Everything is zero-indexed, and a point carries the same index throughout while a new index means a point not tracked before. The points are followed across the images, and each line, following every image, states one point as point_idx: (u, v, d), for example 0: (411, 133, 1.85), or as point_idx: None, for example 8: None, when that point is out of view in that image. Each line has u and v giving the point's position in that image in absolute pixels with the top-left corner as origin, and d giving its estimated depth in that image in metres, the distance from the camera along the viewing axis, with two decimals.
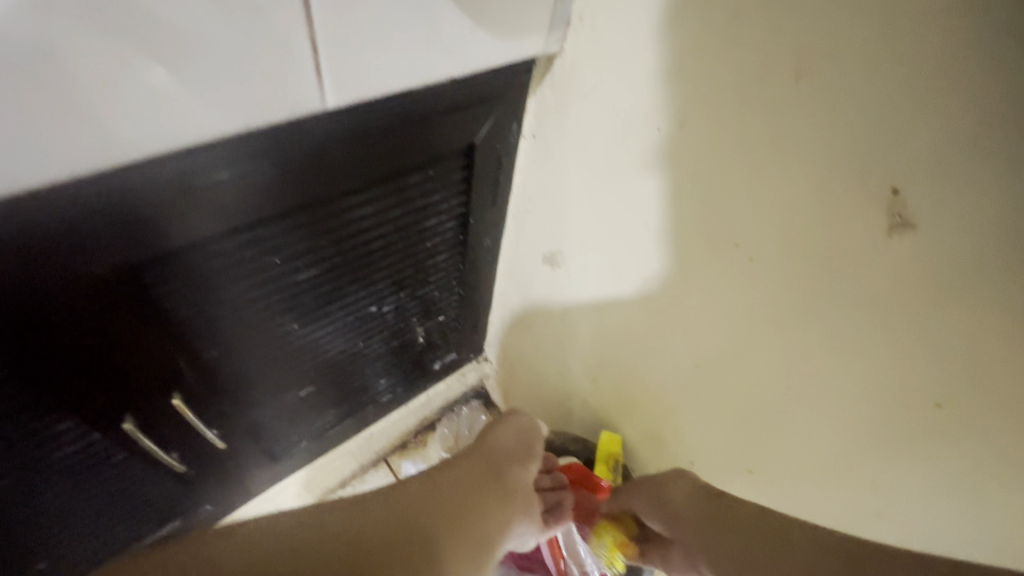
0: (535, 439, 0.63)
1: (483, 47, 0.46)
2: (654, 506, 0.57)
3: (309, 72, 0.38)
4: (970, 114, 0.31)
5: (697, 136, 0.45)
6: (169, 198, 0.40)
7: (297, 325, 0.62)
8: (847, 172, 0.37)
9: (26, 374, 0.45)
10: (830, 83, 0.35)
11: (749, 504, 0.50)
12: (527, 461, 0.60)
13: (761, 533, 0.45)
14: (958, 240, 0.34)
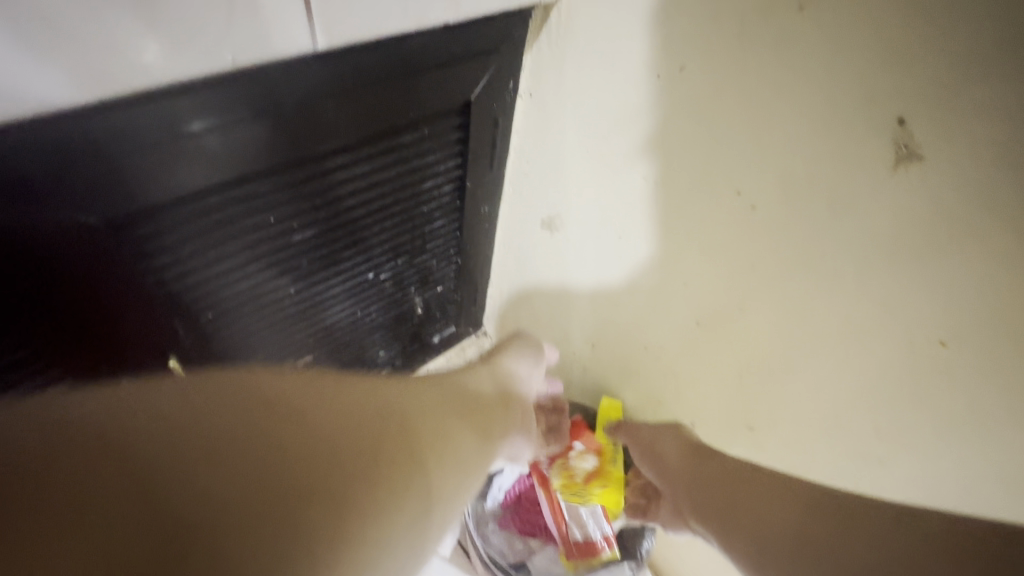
0: (530, 360, 0.64)
1: None
2: (656, 446, 0.59)
3: (297, 5, 0.37)
4: (980, 35, 0.30)
5: (698, 81, 0.44)
6: (157, 143, 0.40)
7: (294, 290, 0.61)
8: (850, 108, 0.36)
9: (19, 330, 0.45)
10: (832, 14, 0.35)
11: (732, 461, 0.50)
12: (525, 378, 0.62)
13: (745, 494, 0.45)
14: (965, 170, 0.33)
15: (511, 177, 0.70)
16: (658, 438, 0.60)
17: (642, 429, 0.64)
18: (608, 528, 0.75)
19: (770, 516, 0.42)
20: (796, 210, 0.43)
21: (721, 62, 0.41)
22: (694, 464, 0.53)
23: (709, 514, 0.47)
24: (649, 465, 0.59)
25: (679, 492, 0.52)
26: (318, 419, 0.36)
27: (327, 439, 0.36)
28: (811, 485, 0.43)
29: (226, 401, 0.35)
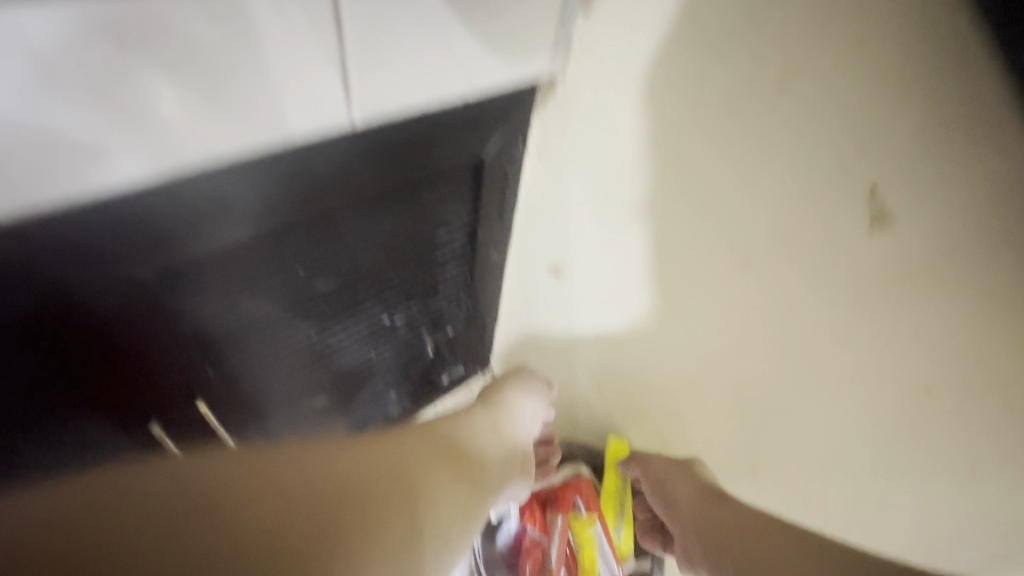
0: (533, 401, 0.66)
1: (493, 70, 0.46)
2: (665, 484, 0.61)
3: (334, 84, 0.39)
4: (930, 120, 0.38)
5: (695, 148, 0.47)
6: (206, 208, 0.43)
7: (314, 333, 0.65)
8: (830, 171, 0.42)
9: (62, 371, 0.48)
10: (810, 94, 0.40)
11: (747, 510, 0.52)
12: (525, 416, 0.63)
13: (755, 540, 0.47)
14: (922, 226, 0.42)
15: (520, 230, 0.74)
16: (665, 476, 0.62)
17: (649, 464, 0.65)
18: (617, 567, 0.75)
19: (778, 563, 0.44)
20: (789, 256, 0.49)
21: (717, 136, 0.44)
22: (706, 507, 0.54)
23: (720, 560, 0.49)
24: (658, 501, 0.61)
25: (688, 534, 0.54)
26: (318, 470, 0.40)
27: (326, 490, 0.39)
28: (826, 539, 0.45)
29: (238, 461, 0.39)
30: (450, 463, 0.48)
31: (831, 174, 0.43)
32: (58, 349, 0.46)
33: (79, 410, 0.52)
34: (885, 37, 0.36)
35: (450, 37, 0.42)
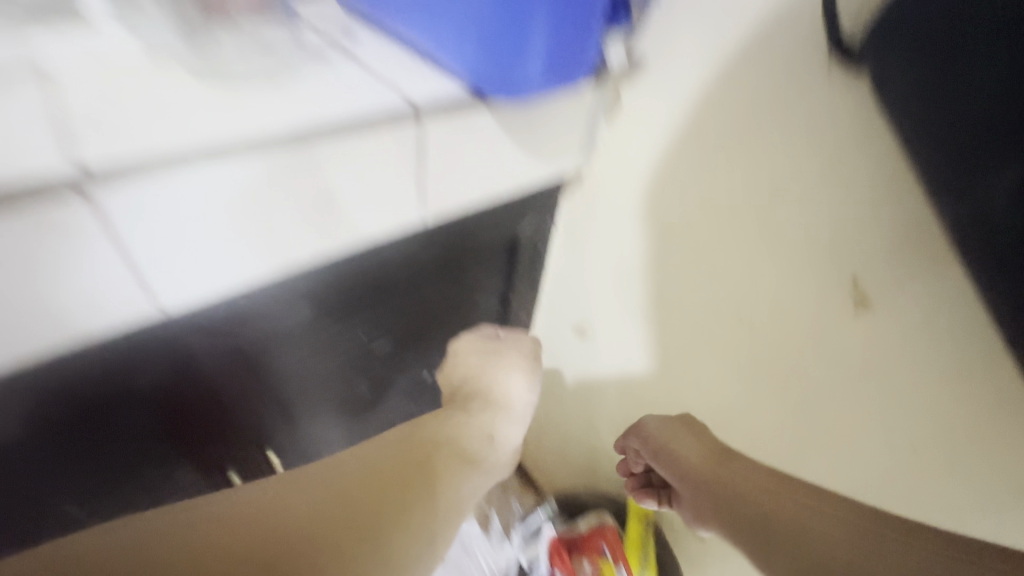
0: (522, 376, 0.57)
1: (527, 167, 0.56)
2: (682, 461, 0.51)
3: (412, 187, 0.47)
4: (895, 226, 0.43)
5: (703, 233, 0.57)
6: (306, 295, 0.52)
7: (367, 389, 0.73)
8: (818, 261, 0.49)
9: (172, 432, 0.55)
10: (795, 199, 0.49)
11: (747, 470, 0.47)
12: (514, 387, 0.56)
13: (793, 539, 0.39)
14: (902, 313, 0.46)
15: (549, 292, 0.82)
16: (670, 441, 0.54)
17: (662, 440, 0.54)
18: None
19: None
20: (786, 329, 0.55)
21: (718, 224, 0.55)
22: (711, 482, 0.48)
23: (737, 540, 0.43)
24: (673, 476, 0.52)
25: (702, 503, 0.47)
26: (305, 491, 0.37)
27: (283, 527, 0.34)
28: (886, 538, 0.37)
29: (197, 519, 0.34)
30: (421, 471, 0.42)
31: (822, 267, 0.49)
32: (170, 412, 0.53)
33: (165, 474, 0.58)
34: (851, 160, 0.44)
35: (504, 150, 0.52)
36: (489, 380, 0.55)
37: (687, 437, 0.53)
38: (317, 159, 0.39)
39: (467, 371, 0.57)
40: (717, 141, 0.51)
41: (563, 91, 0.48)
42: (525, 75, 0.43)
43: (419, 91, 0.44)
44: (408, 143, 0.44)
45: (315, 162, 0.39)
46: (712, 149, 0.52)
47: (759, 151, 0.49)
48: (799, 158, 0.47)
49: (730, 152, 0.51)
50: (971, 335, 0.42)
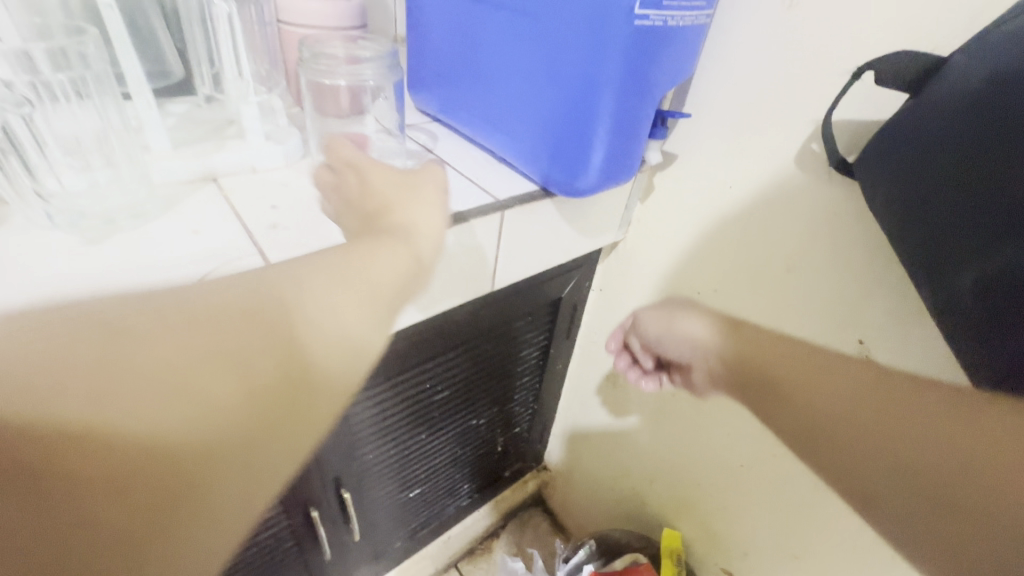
0: (410, 188, 0.42)
1: (575, 241, 0.67)
2: (687, 334, 0.52)
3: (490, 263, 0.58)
4: (893, 298, 0.51)
5: (727, 298, 0.66)
6: (392, 349, 0.62)
7: (424, 436, 0.81)
8: (829, 326, 0.57)
9: None
10: (807, 274, 0.58)
11: (764, 336, 0.42)
12: (404, 203, 0.41)
13: (802, 407, 0.34)
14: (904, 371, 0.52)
15: (583, 344, 0.92)
16: (675, 320, 0.54)
17: (671, 321, 0.54)
18: None
19: (865, 487, 0.30)
20: None
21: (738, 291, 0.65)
22: (714, 350, 0.45)
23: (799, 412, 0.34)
24: (682, 347, 0.53)
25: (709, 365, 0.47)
26: (184, 358, 0.26)
27: (151, 460, 0.24)
28: (917, 420, 0.29)
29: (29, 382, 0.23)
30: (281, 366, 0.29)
31: (831, 331, 0.57)
32: None
33: None
34: (852, 244, 0.53)
35: (559, 230, 0.63)
36: (395, 197, 0.41)
37: (696, 317, 0.52)
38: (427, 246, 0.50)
39: (371, 202, 0.42)
40: (737, 224, 0.62)
41: (614, 187, 0.58)
42: (584, 180, 0.54)
43: (503, 190, 0.56)
44: (491, 228, 0.55)
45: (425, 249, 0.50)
46: (732, 230, 0.63)
47: (771, 234, 0.59)
48: (807, 241, 0.56)
49: (747, 234, 0.61)
50: None
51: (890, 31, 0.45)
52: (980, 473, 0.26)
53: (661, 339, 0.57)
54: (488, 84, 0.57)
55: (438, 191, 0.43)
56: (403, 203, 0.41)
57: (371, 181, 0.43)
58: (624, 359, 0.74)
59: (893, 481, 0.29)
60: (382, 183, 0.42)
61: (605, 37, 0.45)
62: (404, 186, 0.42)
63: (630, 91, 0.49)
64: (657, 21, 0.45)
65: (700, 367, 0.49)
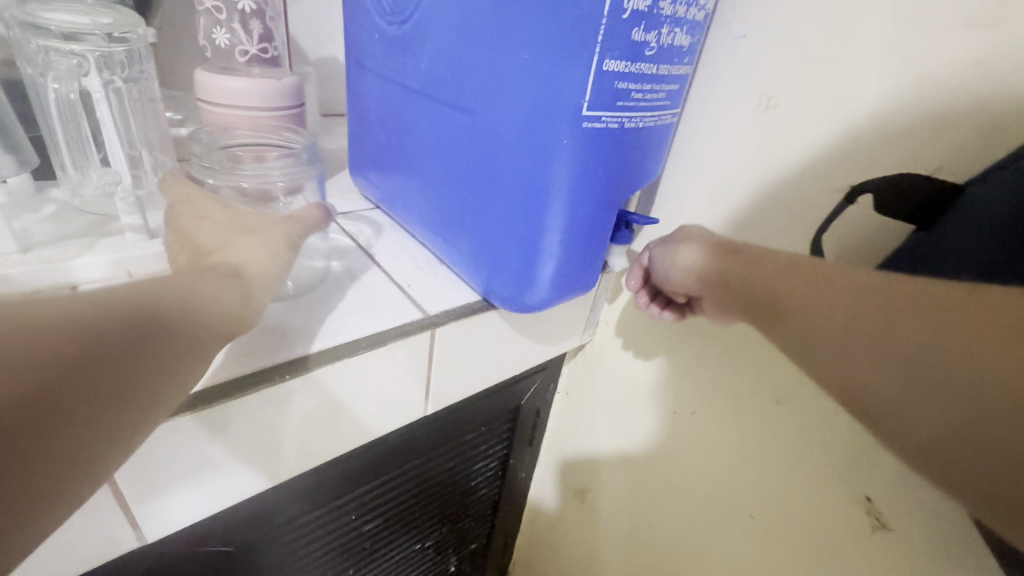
0: (242, 234, 0.38)
1: (530, 351, 0.57)
2: (690, 269, 0.45)
3: (421, 385, 0.49)
4: None
5: (708, 422, 0.57)
6: (302, 480, 0.50)
7: (351, 569, 0.67)
8: (830, 473, 0.48)
9: None
10: (801, 410, 0.49)
11: (775, 257, 0.40)
12: (230, 252, 0.36)
13: (803, 316, 0.36)
14: (923, 541, 0.43)
15: (549, 451, 0.81)
16: (676, 253, 0.47)
17: (674, 256, 0.47)
18: None
19: (859, 386, 0.32)
20: (799, 535, 0.52)
21: (720, 414, 0.56)
22: (722, 280, 0.43)
23: (892, 342, 0.30)
24: (687, 284, 0.47)
25: (726, 299, 0.44)
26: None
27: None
28: (905, 323, 0.30)
29: None
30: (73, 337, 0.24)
31: (828, 480, 0.48)
32: None
33: None
34: None
35: (510, 342, 0.54)
36: (228, 243, 0.37)
37: (700, 246, 0.46)
38: (337, 373, 0.41)
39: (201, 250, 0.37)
40: (717, 341, 0.54)
41: (576, 297, 0.50)
42: (532, 296, 0.45)
43: (436, 301, 0.47)
44: (420, 348, 0.46)
45: (335, 376, 0.41)
46: (711, 347, 0.55)
47: (756, 355, 0.51)
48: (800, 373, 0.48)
49: (729, 353, 0.53)
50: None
51: (885, 148, 0.39)
52: (961, 362, 0.27)
53: (669, 280, 0.48)
54: (423, 179, 0.50)
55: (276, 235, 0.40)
56: (236, 250, 0.36)
57: (217, 238, 0.38)
58: (644, 294, 0.53)
59: (885, 371, 0.30)
60: (223, 223, 0.39)
61: (549, 143, 0.38)
62: (243, 237, 0.38)
63: (584, 199, 0.42)
64: (610, 124, 0.38)
65: (707, 296, 0.46)
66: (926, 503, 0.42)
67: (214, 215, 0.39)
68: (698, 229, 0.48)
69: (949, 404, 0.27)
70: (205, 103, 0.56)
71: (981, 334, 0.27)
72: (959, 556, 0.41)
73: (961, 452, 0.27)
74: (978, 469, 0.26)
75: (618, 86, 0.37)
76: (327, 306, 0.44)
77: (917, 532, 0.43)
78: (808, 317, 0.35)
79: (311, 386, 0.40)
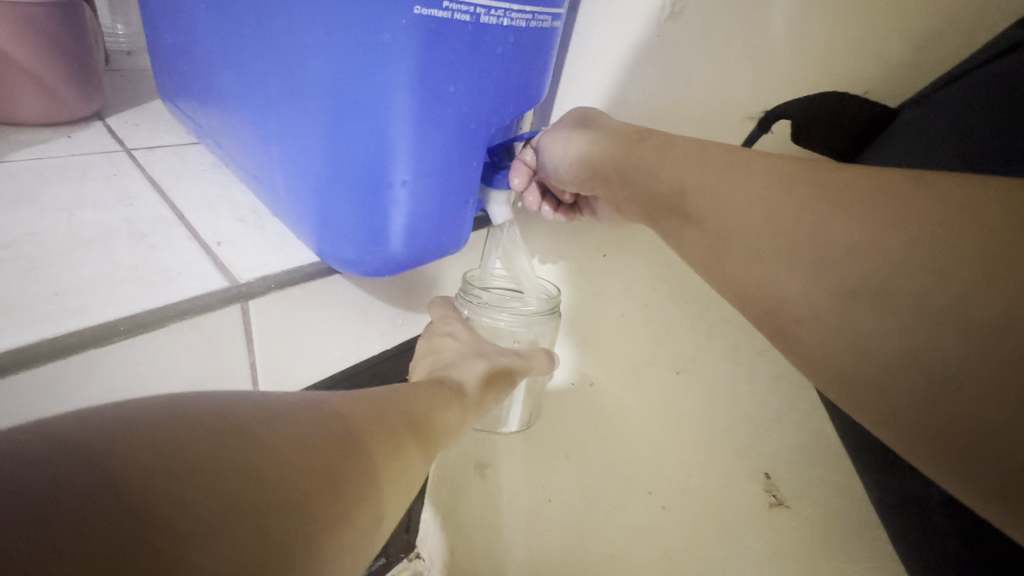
0: (480, 360, 0.46)
1: (392, 311, 0.49)
2: (586, 160, 0.37)
3: (244, 369, 0.38)
4: (804, 425, 0.40)
5: (606, 394, 0.52)
6: None
7: None
8: (731, 448, 0.45)
9: None
10: (702, 379, 0.44)
11: (677, 150, 0.32)
12: (467, 369, 0.44)
13: (714, 217, 0.29)
14: (819, 514, 0.41)
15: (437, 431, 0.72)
16: (571, 142, 0.37)
17: (568, 146, 0.37)
18: None
19: (782, 307, 0.26)
20: (697, 512, 0.49)
21: (620, 385, 0.50)
22: (622, 177, 0.35)
23: (826, 259, 0.24)
24: (580, 179, 0.38)
25: (623, 196, 0.36)
26: (275, 458, 0.23)
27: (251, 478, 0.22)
28: (846, 228, 0.24)
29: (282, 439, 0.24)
30: (333, 445, 0.26)
31: (729, 454, 0.45)
32: None
33: None
34: (755, 352, 0.41)
35: (371, 304, 0.46)
36: (452, 359, 0.45)
37: (598, 132, 0.36)
38: (88, 367, 0.29)
39: (368, 391, 0.32)
40: (616, 305, 0.48)
41: (449, 252, 0.40)
42: (383, 251, 0.35)
43: (252, 263, 0.36)
44: (228, 328, 0.34)
45: (86, 370, 0.29)
46: (610, 312, 0.48)
47: (658, 318, 0.45)
48: (701, 339, 0.43)
49: (628, 318, 0.47)
50: (884, 550, 0.39)
51: (802, 68, 0.34)
52: (907, 276, 0.22)
53: (558, 177, 0.39)
54: (235, 99, 0.37)
55: (516, 355, 0.49)
56: (504, 362, 0.47)
57: None
58: (534, 192, 0.43)
59: (811, 287, 0.25)
60: (467, 347, 0.48)
61: (371, 36, 0.27)
62: (480, 358, 0.46)
63: (432, 124, 0.31)
64: (458, 14, 0.28)
65: (608, 197, 0.38)
66: (823, 476, 0.40)
67: (459, 335, 0.48)
68: (594, 113, 0.39)
69: (891, 320, 0.22)
70: None
71: (926, 244, 0.22)
72: (851, 521, 0.40)
73: (888, 383, 0.22)
74: (896, 395, 0.22)
75: None
76: (75, 276, 0.31)
77: (813, 505, 0.41)
78: (722, 220, 0.29)
79: (39, 387, 0.27)
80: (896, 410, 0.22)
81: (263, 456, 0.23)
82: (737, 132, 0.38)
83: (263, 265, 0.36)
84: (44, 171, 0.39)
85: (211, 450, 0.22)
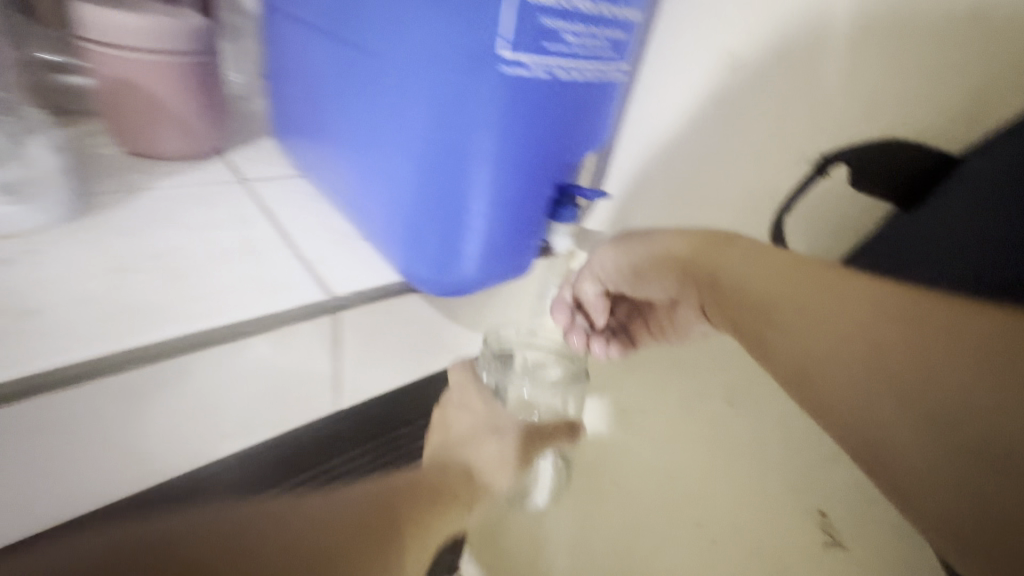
0: (494, 437, 0.44)
1: (456, 333, 0.53)
2: (673, 259, 0.37)
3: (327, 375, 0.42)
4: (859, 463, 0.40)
5: (655, 424, 0.53)
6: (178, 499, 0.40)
7: None
8: (784, 484, 0.44)
9: None
10: (754, 411, 0.45)
11: (753, 258, 0.32)
12: (480, 448, 0.43)
13: (792, 323, 0.29)
14: (877, 557, 0.40)
15: None
16: (647, 240, 0.39)
17: (648, 245, 0.39)
18: None
19: (855, 417, 0.25)
20: (748, 549, 0.48)
21: (671, 417, 0.51)
22: (706, 283, 0.35)
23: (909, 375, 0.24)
24: (671, 281, 0.38)
25: (709, 301, 0.35)
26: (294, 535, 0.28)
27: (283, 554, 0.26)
28: (928, 328, 0.24)
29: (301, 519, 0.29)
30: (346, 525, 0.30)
31: (782, 491, 0.45)
32: None
33: None
34: None
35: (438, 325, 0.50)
36: (465, 436, 0.45)
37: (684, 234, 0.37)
38: (187, 369, 0.34)
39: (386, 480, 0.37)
40: None
41: (513, 278, 0.44)
42: (455, 275, 0.39)
43: (347, 278, 0.42)
44: (319, 335, 0.39)
45: (180, 378, 0.34)
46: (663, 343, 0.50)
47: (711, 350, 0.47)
48: (753, 371, 0.44)
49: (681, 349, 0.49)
50: None
51: (854, 117, 0.37)
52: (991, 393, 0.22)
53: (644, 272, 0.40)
54: (341, 136, 0.43)
55: (538, 431, 0.45)
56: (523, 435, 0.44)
57: None
58: (577, 333, 0.49)
59: (891, 400, 0.24)
60: (482, 420, 0.45)
61: (466, 91, 0.32)
62: (493, 435, 0.44)
63: (508, 165, 0.36)
64: (539, 72, 0.33)
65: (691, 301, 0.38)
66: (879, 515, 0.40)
67: (474, 407, 0.46)
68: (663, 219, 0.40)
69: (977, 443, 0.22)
70: (88, 41, 0.46)
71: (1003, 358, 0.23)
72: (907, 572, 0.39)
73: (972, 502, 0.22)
74: (957, 505, 0.22)
75: (545, 24, 0.31)
76: (206, 283, 0.37)
77: (870, 546, 0.41)
78: (802, 330, 0.28)
79: (140, 389, 0.32)
80: (963, 517, 0.22)
81: (288, 531, 0.28)
82: (794, 174, 0.40)
83: (345, 279, 0.41)
84: (177, 198, 0.47)
85: (243, 528, 0.27)
